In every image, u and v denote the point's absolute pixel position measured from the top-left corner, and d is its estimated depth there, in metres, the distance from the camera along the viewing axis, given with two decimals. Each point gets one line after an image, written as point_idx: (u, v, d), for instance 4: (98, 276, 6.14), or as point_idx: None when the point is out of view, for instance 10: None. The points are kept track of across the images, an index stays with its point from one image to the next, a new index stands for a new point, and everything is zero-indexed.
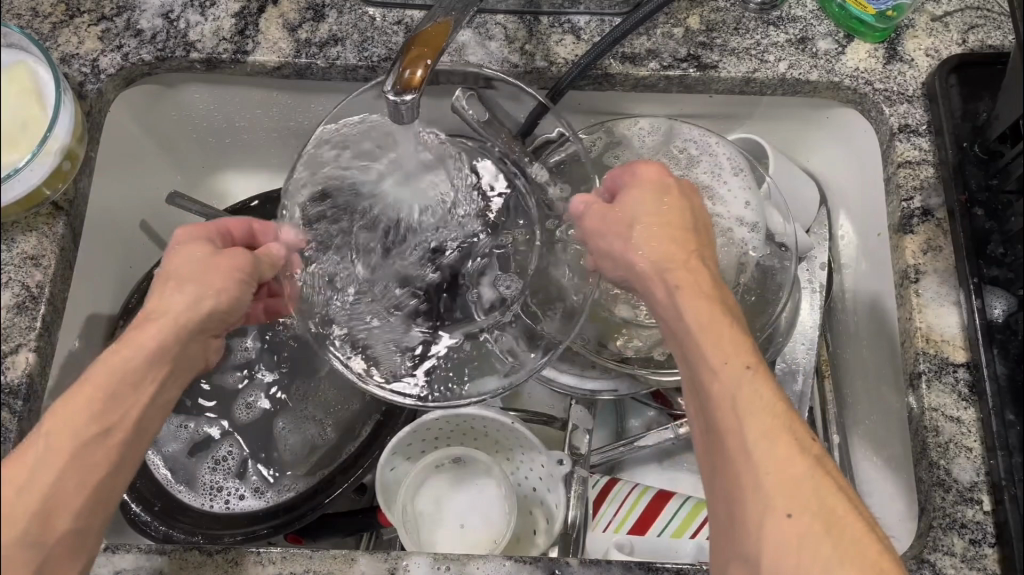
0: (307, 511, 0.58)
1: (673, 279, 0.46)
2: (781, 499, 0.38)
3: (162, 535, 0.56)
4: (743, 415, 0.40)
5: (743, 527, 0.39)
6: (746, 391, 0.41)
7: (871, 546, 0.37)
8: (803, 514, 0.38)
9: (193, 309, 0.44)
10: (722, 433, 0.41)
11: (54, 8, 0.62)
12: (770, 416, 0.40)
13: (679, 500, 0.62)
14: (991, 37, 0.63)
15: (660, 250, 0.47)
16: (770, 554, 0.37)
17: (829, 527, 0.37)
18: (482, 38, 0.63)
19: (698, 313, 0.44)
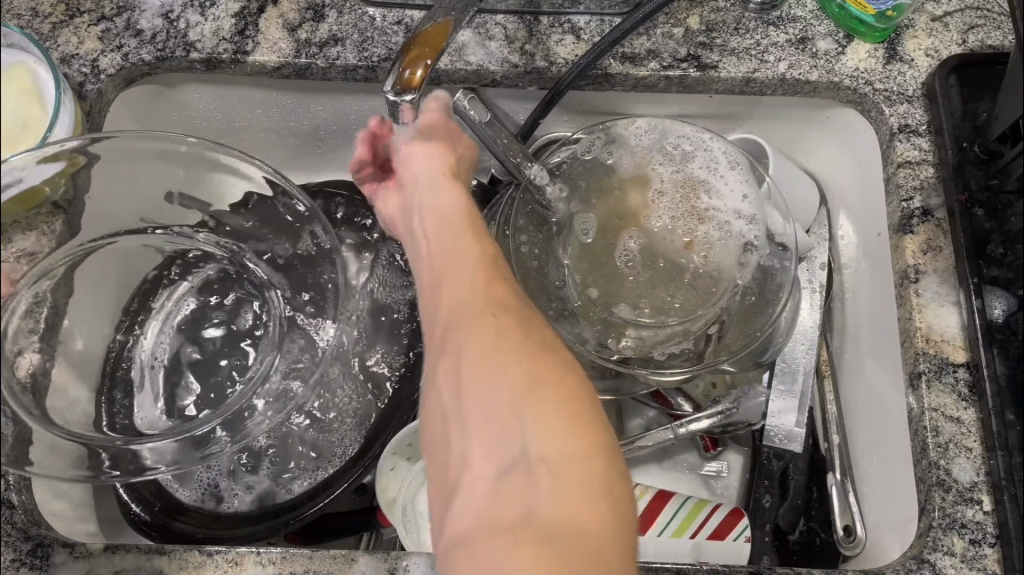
0: (305, 512, 0.58)
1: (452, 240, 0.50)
2: (488, 309, 0.43)
3: (162, 536, 0.56)
4: (470, 311, 0.43)
5: (449, 338, 0.43)
6: (480, 300, 0.44)
7: (552, 350, 0.42)
8: (502, 317, 0.43)
9: None
10: (456, 337, 0.43)
11: (54, 8, 0.62)
12: (481, 257, 0.48)
13: (679, 501, 0.63)
14: (991, 37, 0.63)
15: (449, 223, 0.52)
16: (471, 344, 0.41)
17: (520, 331, 0.42)
18: (482, 37, 0.63)
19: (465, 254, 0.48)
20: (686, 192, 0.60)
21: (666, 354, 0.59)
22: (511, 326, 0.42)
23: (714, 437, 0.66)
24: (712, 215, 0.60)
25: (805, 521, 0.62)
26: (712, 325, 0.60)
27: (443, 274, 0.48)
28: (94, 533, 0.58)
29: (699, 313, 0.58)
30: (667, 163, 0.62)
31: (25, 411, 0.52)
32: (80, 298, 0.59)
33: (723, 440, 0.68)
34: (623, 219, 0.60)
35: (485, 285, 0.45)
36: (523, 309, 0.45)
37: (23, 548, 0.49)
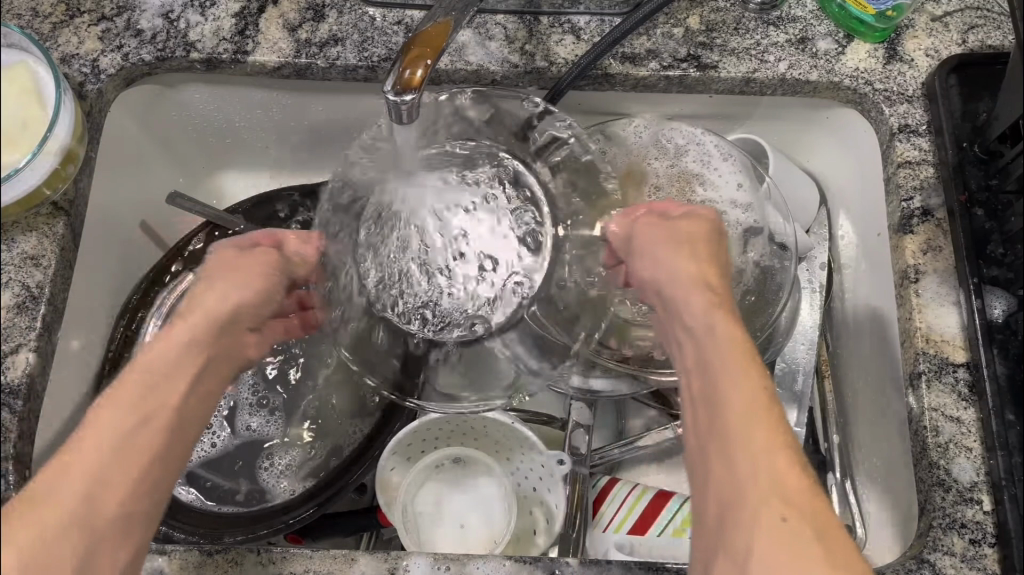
0: (308, 511, 0.58)
1: (691, 303, 0.48)
2: (762, 430, 0.41)
3: (163, 535, 0.55)
4: (740, 432, 0.41)
5: (716, 456, 0.42)
6: (761, 424, 0.41)
7: (802, 483, 0.40)
8: (773, 442, 0.41)
9: (223, 303, 0.51)
10: (724, 437, 0.42)
11: (54, 8, 0.62)
12: (731, 351, 0.44)
13: (679, 501, 0.62)
14: (991, 37, 0.63)
15: (691, 268, 0.50)
16: (747, 465, 0.40)
17: (789, 468, 0.40)
18: (482, 38, 0.63)
19: (715, 331, 0.46)
20: (680, 185, 0.63)
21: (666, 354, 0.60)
22: (779, 433, 0.41)
23: None
24: (708, 205, 0.61)
25: None
26: None
27: (698, 371, 0.46)
28: None
29: None
30: (665, 169, 0.64)
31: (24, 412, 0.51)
32: (76, 295, 0.60)
33: None
34: None
35: (752, 377, 0.43)
36: (790, 436, 0.42)
37: None
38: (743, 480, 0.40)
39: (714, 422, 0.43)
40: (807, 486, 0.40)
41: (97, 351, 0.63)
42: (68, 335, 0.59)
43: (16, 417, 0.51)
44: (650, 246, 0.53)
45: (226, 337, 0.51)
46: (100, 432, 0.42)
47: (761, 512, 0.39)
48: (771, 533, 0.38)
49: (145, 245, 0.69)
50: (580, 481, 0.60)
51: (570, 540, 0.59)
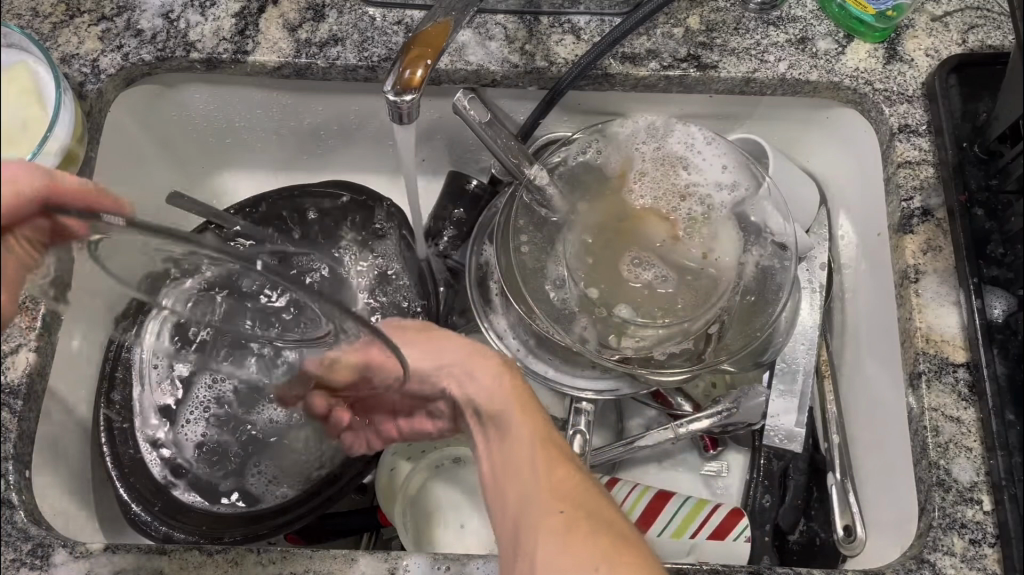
0: (306, 511, 0.58)
1: (469, 360, 0.51)
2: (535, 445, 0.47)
3: (163, 535, 0.56)
4: (521, 451, 0.47)
5: (504, 490, 0.46)
6: (531, 440, 0.47)
7: (569, 487, 0.44)
8: (546, 453, 0.46)
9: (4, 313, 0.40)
10: (507, 487, 0.46)
11: (54, 8, 0.62)
12: (497, 394, 0.49)
13: (679, 500, 0.62)
14: (991, 37, 0.63)
15: (462, 343, 0.52)
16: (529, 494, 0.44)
17: (557, 471, 0.45)
18: (482, 37, 0.63)
19: (485, 375, 0.50)
20: (665, 170, 0.62)
21: (666, 354, 0.58)
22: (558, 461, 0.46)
23: (714, 436, 0.66)
24: (693, 190, 0.62)
25: (805, 521, 0.63)
26: (713, 325, 0.60)
27: (478, 415, 0.50)
28: (94, 531, 0.58)
29: (699, 313, 0.58)
30: (653, 158, 0.63)
31: (24, 411, 0.52)
32: None
33: (723, 440, 0.68)
34: (622, 219, 0.61)
35: (533, 417, 0.49)
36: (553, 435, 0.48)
37: (23, 548, 0.49)
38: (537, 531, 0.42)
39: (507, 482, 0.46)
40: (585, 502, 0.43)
41: None
42: None
43: (16, 416, 0.52)
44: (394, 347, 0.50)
45: None
46: None
47: (542, 531, 0.42)
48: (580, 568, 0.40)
49: None
50: None
51: None
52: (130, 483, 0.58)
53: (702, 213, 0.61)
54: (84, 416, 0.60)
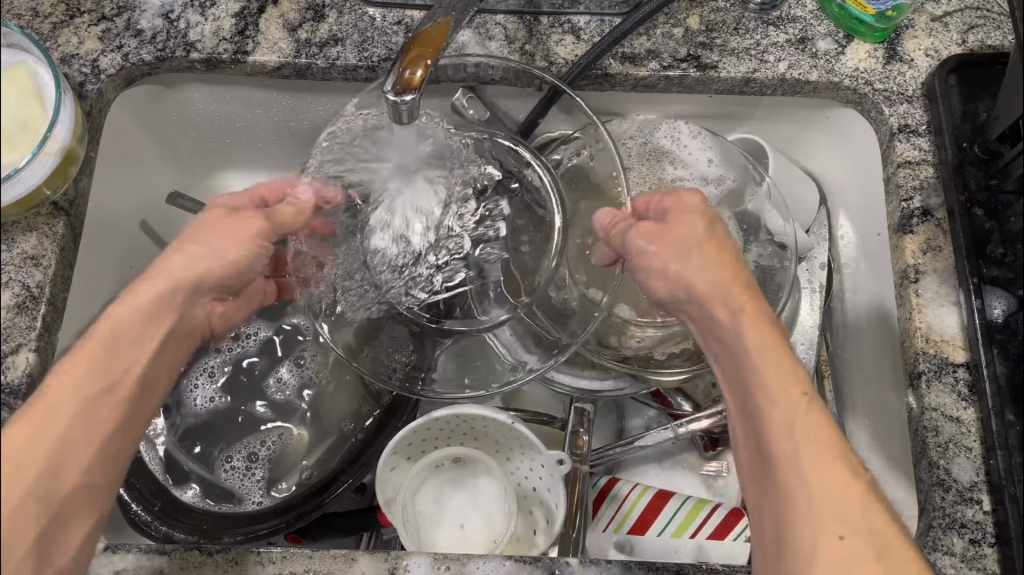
0: (307, 510, 0.58)
1: (719, 296, 0.45)
2: (798, 424, 0.40)
3: (163, 535, 0.56)
4: (816, 439, 0.40)
5: (783, 478, 0.40)
6: (807, 415, 0.41)
7: (840, 479, 0.39)
8: (809, 437, 0.40)
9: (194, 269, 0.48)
10: (784, 458, 0.40)
11: (54, 8, 0.62)
12: (772, 353, 0.43)
13: (679, 501, 0.62)
14: (991, 37, 0.63)
15: (721, 271, 0.46)
16: (813, 483, 0.39)
17: (820, 452, 0.40)
18: (482, 38, 0.63)
19: (748, 331, 0.43)
20: (651, 166, 0.64)
21: (666, 354, 0.60)
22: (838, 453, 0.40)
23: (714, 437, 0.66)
24: (679, 184, 0.63)
25: None
26: None
27: (734, 370, 0.44)
28: None
29: None
30: (640, 161, 0.64)
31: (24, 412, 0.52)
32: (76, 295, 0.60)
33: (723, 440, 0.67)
34: None
35: (799, 390, 0.41)
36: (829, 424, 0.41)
37: None
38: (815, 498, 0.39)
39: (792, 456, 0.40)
40: (866, 507, 0.39)
41: None
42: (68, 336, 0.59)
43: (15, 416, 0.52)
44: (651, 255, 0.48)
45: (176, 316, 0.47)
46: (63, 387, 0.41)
47: (815, 513, 0.38)
48: (829, 541, 0.38)
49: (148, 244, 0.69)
50: (580, 481, 0.59)
51: (570, 540, 0.58)
52: (130, 484, 0.57)
53: None
54: None
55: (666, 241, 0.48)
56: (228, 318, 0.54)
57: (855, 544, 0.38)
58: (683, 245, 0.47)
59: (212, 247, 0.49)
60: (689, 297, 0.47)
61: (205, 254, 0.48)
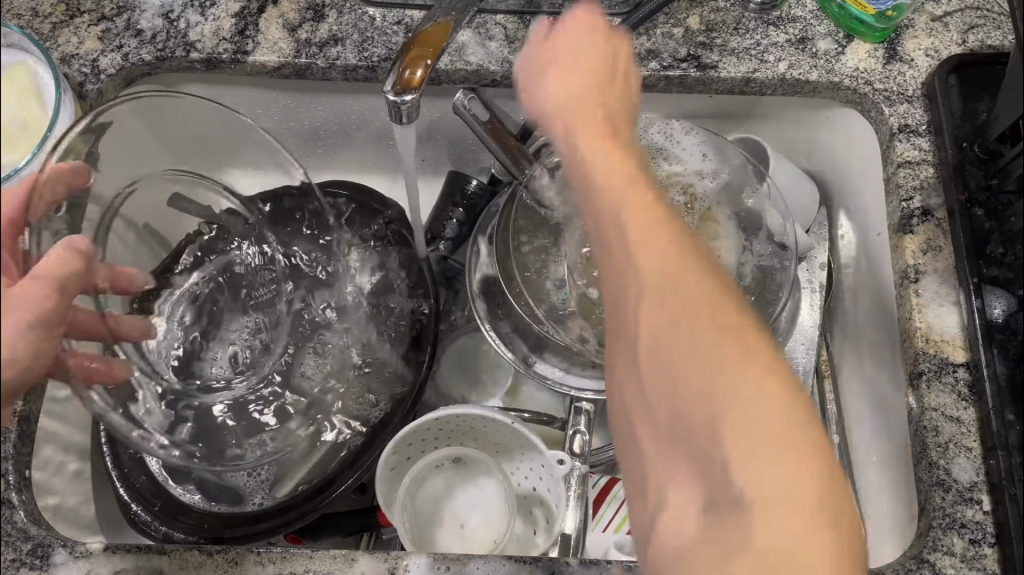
0: (306, 511, 0.59)
1: (575, 114, 0.45)
2: (641, 206, 0.38)
3: (163, 535, 0.57)
4: (639, 218, 0.38)
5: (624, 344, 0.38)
6: (630, 205, 0.38)
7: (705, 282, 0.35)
8: (647, 225, 0.37)
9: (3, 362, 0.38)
10: (604, 238, 0.40)
11: (54, 8, 0.62)
12: (616, 167, 0.41)
13: None
14: (991, 37, 0.63)
15: (577, 83, 0.47)
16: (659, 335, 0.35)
17: (673, 236, 0.37)
18: (482, 37, 0.63)
19: (592, 150, 0.42)
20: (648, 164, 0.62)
21: None
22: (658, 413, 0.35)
23: None
24: (675, 180, 0.62)
25: None
26: None
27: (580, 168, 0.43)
28: (94, 531, 0.58)
29: None
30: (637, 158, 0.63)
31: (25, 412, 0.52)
32: None
33: None
34: None
35: (642, 204, 0.38)
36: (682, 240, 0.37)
37: (23, 548, 0.49)
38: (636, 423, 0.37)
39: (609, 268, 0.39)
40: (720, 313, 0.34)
41: None
42: None
43: (16, 416, 0.52)
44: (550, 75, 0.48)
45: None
46: None
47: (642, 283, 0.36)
48: (690, 378, 0.34)
49: None
50: (580, 481, 0.59)
51: (570, 541, 0.58)
52: (131, 483, 0.58)
53: (687, 202, 0.60)
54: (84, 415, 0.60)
55: (570, 52, 0.48)
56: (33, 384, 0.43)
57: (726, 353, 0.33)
58: (562, 64, 0.48)
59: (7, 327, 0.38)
60: (559, 106, 0.47)
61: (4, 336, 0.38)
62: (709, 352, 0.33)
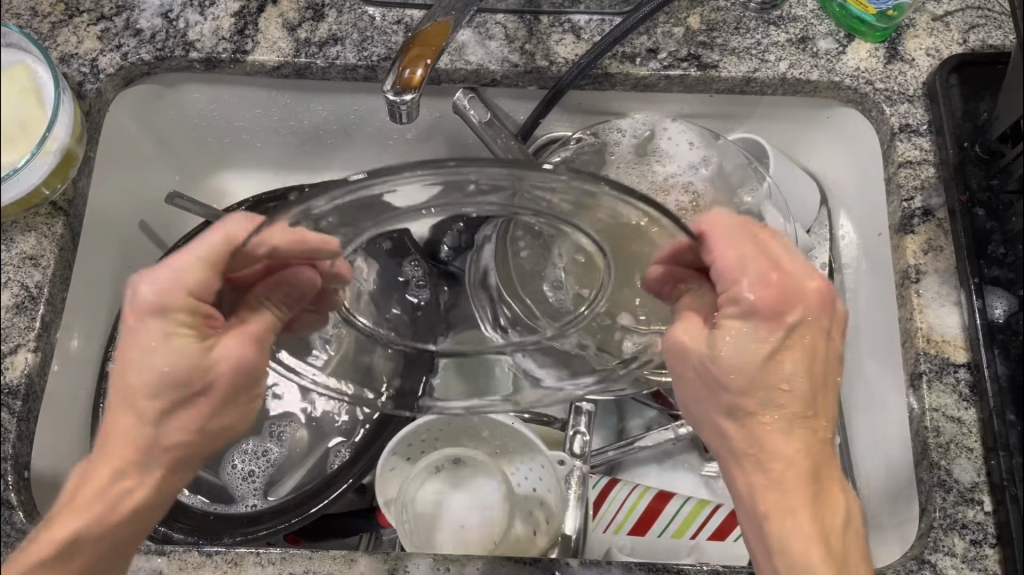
0: (312, 509, 0.58)
1: (760, 339, 0.45)
2: (781, 424, 0.46)
3: (162, 535, 0.56)
4: (779, 436, 0.46)
5: (765, 489, 0.45)
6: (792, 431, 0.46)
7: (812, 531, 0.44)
8: (779, 464, 0.45)
9: (153, 380, 0.44)
10: (752, 418, 0.46)
11: (54, 7, 0.62)
12: (800, 413, 0.46)
13: (681, 498, 0.62)
14: (992, 37, 0.63)
15: (777, 285, 0.44)
16: (774, 483, 0.45)
17: (789, 476, 0.45)
18: (482, 37, 0.63)
19: (750, 359, 0.45)
20: (640, 167, 0.63)
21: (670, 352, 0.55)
22: (830, 477, 0.46)
23: None
24: (673, 182, 0.63)
25: None
26: None
27: (750, 400, 0.46)
28: None
29: None
30: (626, 163, 0.64)
31: (24, 412, 0.52)
32: (76, 295, 0.60)
33: None
34: None
35: (799, 455, 0.45)
36: (797, 429, 0.46)
37: None
38: (771, 514, 0.45)
39: (763, 364, 0.45)
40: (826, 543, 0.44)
41: (96, 351, 0.63)
42: (68, 334, 0.59)
43: (16, 416, 0.51)
44: (729, 258, 0.44)
45: (137, 433, 0.45)
46: (90, 484, 0.45)
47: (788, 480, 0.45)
48: (781, 516, 0.44)
49: (147, 245, 0.69)
50: (580, 481, 0.60)
51: (571, 542, 0.58)
52: None
53: (689, 202, 0.62)
54: (82, 417, 0.60)
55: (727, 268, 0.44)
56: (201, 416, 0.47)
57: (806, 530, 0.44)
58: (763, 273, 0.44)
59: (159, 351, 0.44)
60: (744, 358, 0.45)
61: (154, 357, 0.44)
62: (789, 495, 0.45)
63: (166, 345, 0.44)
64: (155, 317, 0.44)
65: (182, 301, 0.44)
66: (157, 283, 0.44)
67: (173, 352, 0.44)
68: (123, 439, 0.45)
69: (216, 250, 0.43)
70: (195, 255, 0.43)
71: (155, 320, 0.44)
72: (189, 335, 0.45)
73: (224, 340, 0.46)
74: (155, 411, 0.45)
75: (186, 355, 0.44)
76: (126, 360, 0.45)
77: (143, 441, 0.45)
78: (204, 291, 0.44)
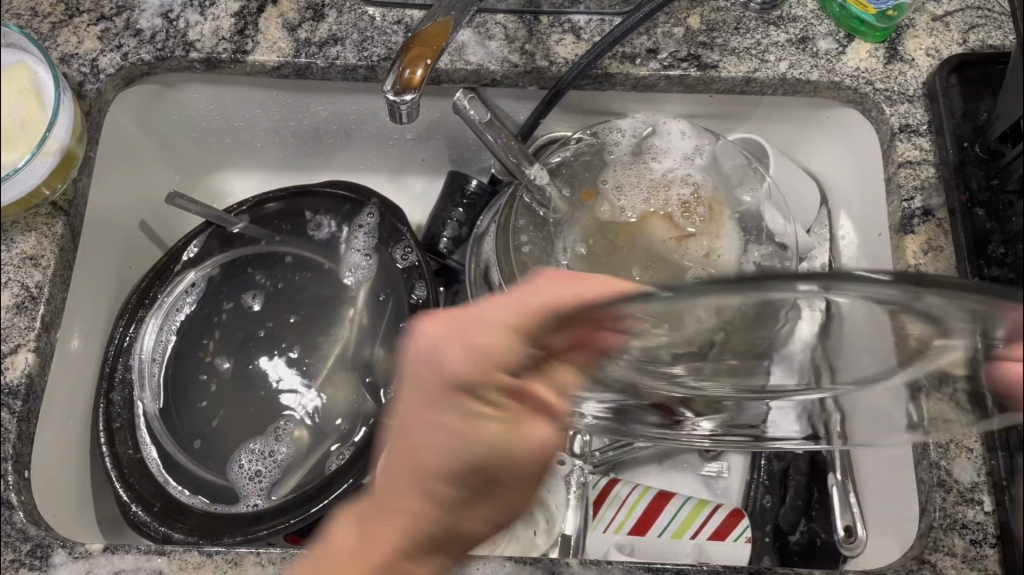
0: (313, 511, 0.57)
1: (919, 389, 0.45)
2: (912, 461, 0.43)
3: (162, 536, 0.56)
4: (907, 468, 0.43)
5: None
6: None
7: None
8: None
9: (470, 451, 0.37)
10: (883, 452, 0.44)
11: (54, 7, 0.62)
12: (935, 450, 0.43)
13: (680, 500, 0.62)
14: (992, 37, 0.63)
15: None
16: None
17: None
18: (482, 37, 0.63)
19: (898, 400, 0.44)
20: (637, 163, 0.62)
21: None
22: None
23: None
24: (673, 176, 0.62)
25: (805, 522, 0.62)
26: None
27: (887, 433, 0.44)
28: (94, 532, 0.59)
29: None
30: (622, 166, 0.62)
31: (24, 412, 0.52)
32: (76, 295, 0.60)
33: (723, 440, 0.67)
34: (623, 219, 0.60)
35: None
36: None
37: (23, 549, 0.49)
38: None
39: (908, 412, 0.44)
40: None
41: (96, 351, 0.63)
42: (68, 334, 0.59)
43: (15, 416, 0.51)
44: None
45: (432, 500, 0.38)
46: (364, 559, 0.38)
47: None
48: None
49: (148, 245, 0.69)
50: (580, 482, 0.61)
51: (571, 540, 0.59)
52: (130, 484, 0.58)
53: (692, 195, 0.61)
54: (83, 417, 0.60)
55: None
56: (481, 508, 0.39)
57: None
58: None
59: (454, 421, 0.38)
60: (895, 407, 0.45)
61: (449, 429, 0.38)
62: None
63: (457, 418, 0.37)
64: (462, 395, 0.37)
65: (490, 373, 0.36)
66: (449, 344, 0.37)
67: (476, 435, 0.37)
68: (422, 513, 0.38)
69: (536, 304, 0.35)
70: (497, 319, 0.36)
71: (432, 380, 0.38)
72: (494, 420, 0.38)
73: (541, 427, 0.39)
74: (471, 491, 0.38)
75: (479, 423, 0.37)
76: (410, 432, 0.39)
77: (429, 516, 0.38)
78: (508, 362, 0.36)
